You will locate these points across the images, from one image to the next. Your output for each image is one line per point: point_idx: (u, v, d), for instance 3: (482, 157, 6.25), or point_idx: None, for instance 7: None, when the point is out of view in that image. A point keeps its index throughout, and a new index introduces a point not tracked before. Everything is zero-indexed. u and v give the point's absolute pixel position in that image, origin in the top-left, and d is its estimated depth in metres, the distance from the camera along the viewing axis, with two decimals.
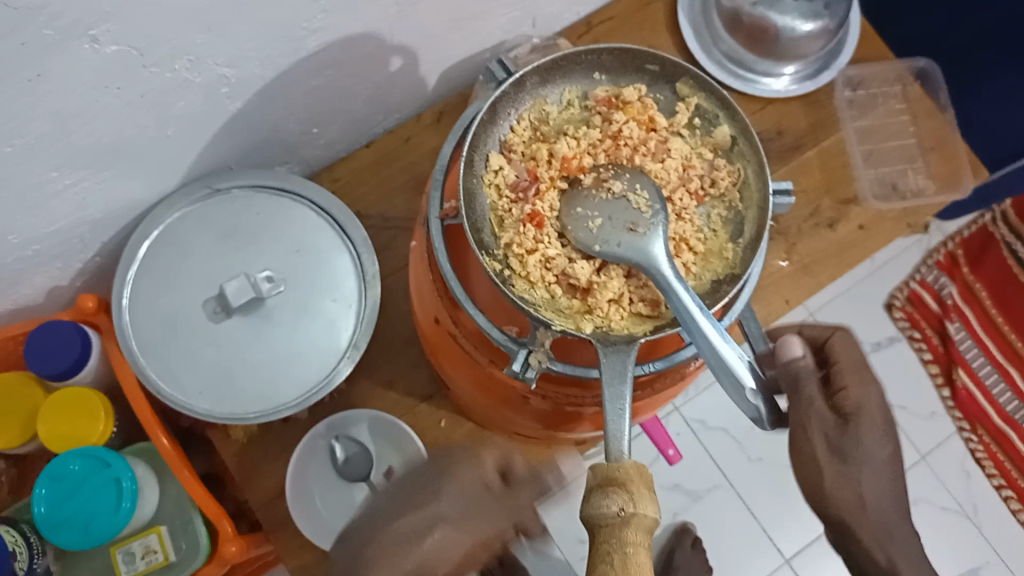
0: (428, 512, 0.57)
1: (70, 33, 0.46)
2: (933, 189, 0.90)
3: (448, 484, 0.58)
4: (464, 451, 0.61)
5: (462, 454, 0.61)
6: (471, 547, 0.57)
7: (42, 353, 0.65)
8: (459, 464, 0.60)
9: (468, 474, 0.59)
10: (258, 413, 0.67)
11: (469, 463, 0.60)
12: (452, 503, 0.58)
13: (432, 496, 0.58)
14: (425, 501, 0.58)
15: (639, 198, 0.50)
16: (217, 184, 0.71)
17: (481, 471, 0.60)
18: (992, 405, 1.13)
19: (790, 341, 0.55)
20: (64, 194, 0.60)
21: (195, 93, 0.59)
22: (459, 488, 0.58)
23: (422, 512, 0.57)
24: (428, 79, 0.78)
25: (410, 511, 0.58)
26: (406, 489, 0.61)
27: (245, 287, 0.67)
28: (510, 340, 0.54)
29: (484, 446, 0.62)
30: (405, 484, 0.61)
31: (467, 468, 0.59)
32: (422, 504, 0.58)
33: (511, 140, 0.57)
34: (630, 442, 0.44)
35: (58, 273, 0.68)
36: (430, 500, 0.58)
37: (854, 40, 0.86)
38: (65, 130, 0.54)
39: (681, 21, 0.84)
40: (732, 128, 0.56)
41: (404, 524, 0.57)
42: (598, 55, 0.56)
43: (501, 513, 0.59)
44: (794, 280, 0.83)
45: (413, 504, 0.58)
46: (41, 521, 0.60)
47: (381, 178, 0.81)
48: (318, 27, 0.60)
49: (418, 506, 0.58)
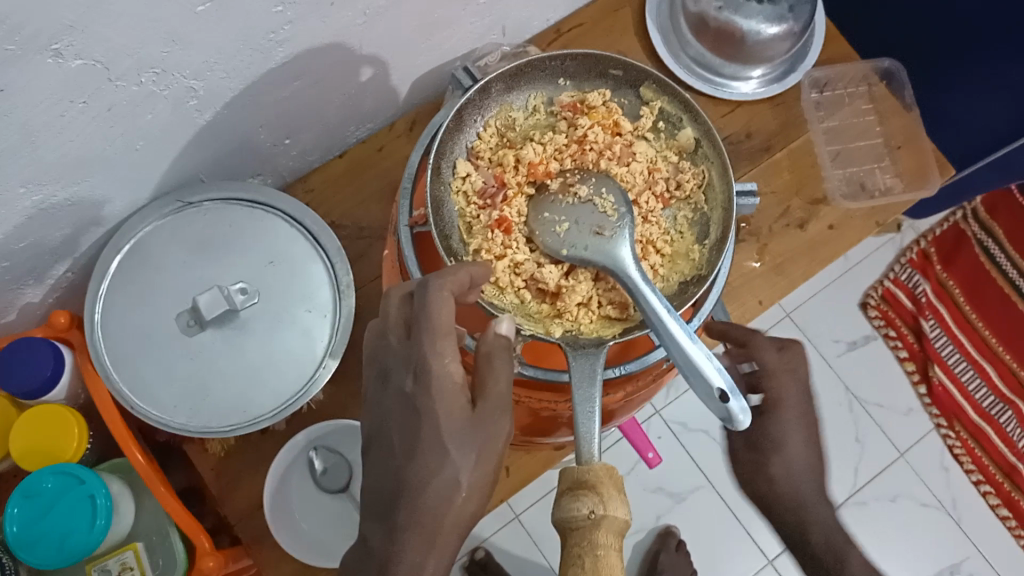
0: (440, 473, 0.45)
1: (32, 47, 0.46)
2: (901, 186, 0.91)
3: (436, 432, 0.46)
4: (424, 377, 0.46)
5: (424, 386, 0.46)
6: (498, 449, 0.47)
7: (15, 372, 0.64)
8: (427, 398, 0.46)
9: (443, 405, 0.46)
10: (234, 425, 0.67)
11: (432, 382, 0.46)
12: (456, 446, 0.46)
13: (428, 456, 0.46)
14: (424, 464, 0.46)
15: (605, 202, 0.50)
16: (188, 198, 0.70)
17: (452, 388, 0.46)
18: (968, 400, 1.16)
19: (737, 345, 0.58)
20: (32, 210, 0.60)
21: (162, 105, 0.59)
22: (448, 426, 0.46)
23: (433, 478, 0.45)
24: (399, 89, 0.78)
25: (411, 487, 0.46)
26: (401, 465, 0.46)
27: (219, 299, 0.67)
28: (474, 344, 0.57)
29: (438, 351, 0.46)
30: (398, 456, 0.46)
31: (438, 397, 0.46)
32: (424, 471, 0.46)
33: (477, 147, 0.57)
34: (601, 442, 0.44)
35: (30, 289, 0.68)
36: (431, 460, 0.45)
37: (820, 42, 0.87)
38: (31, 146, 0.54)
39: (649, 26, 0.85)
40: (695, 131, 0.57)
41: (422, 504, 0.45)
42: (562, 61, 0.57)
43: (504, 400, 0.47)
44: (767, 280, 0.84)
45: (413, 475, 0.46)
46: (14, 541, 0.60)
47: (355, 188, 0.82)
48: (285, 38, 0.60)
49: (418, 477, 0.46)
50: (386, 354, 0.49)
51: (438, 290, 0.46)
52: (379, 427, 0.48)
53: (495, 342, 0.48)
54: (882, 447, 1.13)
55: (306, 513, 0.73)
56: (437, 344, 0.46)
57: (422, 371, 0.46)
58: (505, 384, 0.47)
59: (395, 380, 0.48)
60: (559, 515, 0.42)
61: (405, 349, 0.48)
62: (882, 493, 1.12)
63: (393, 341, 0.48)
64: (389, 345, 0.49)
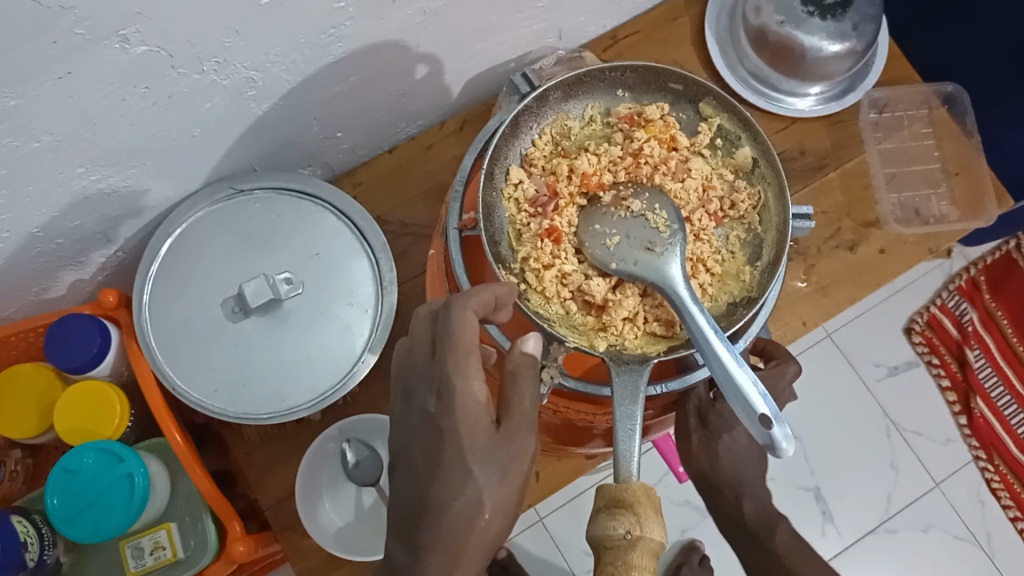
0: (462, 493, 0.46)
1: (99, 33, 0.47)
2: (956, 215, 0.89)
3: (458, 453, 0.46)
4: (447, 397, 0.46)
5: (446, 405, 0.46)
6: (522, 469, 0.47)
7: (63, 347, 0.65)
8: (449, 418, 0.46)
9: (466, 425, 0.46)
10: (271, 414, 0.68)
11: (455, 402, 0.46)
12: (479, 466, 0.46)
13: (450, 477, 0.46)
14: (447, 485, 0.46)
15: (659, 217, 0.50)
16: (240, 185, 0.72)
17: (475, 408, 0.46)
18: (1009, 434, 1.12)
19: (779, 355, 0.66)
20: (88, 191, 0.61)
21: (220, 95, 0.59)
22: (471, 446, 0.46)
23: (455, 498, 0.45)
24: (451, 88, 0.78)
25: (434, 506, 0.46)
26: (424, 484, 0.47)
27: (264, 288, 0.67)
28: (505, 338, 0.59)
29: (461, 370, 0.46)
30: (422, 475, 0.47)
31: (460, 417, 0.46)
32: (446, 492, 0.46)
33: (531, 155, 0.57)
34: (639, 463, 0.44)
35: (80, 267, 0.69)
36: (454, 481, 0.46)
37: (882, 62, 0.86)
38: (92, 128, 0.55)
39: (706, 37, 0.84)
40: (754, 149, 0.56)
41: (445, 523, 0.45)
42: (622, 73, 0.57)
43: (528, 420, 0.47)
44: (812, 302, 0.82)
45: (435, 496, 0.46)
46: (54, 514, 0.61)
47: (402, 185, 0.82)
48: (344, 34, 0.60)
49: (440, 497, 0.46)
50: (410, 373, 0.49)
51: (461, 310, 0.47)
52: (404, 447, 0.49)
53: (521, 361, 0.49)
54: (918, 476, 1.11)
55: (336, 506, 0.74)
56: (460, 365, 0.46)
57: (445, 391, 0.46)
58: (530, 403, 0.48)
59: (418, 400, 0.48)
60: (598, 533, 0.42)
61: (428, 368, 0.48)
62: (915, 522, 1.09)
63: (418, 360, 0.49)
64: (414, 363, 0.49)
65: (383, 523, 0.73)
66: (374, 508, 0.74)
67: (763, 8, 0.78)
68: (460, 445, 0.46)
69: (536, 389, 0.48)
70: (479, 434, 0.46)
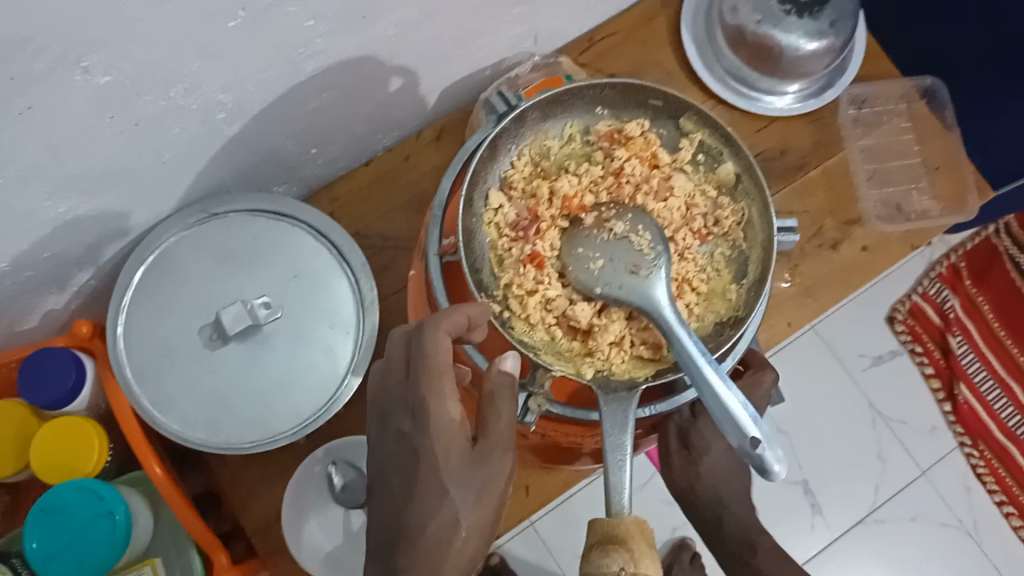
0: (439, 514, 0.44)
1: (61, 64, 0.45)
2: (938, 210, 0.89)
3: (434, 474, 0.45)
4: (422, 417, 0.45)
5: (421, 427, 0.45)
6: (500, 489, 0.46)
7: (36, 382, 0.63)
8: (425, 439, 0.45)
9: (441, 445, 0.45)
10: (254, 442, 0.67)
11: (430, 422, 0.45)
12: (456, 485, 0.45)
13: (427, 498, 0.44)
14: (423, 506, 0.44)
15: (642, 239, 0.49)
16: (214, 209, 0.70)
17: (450, 428, 0.45)
18: (992, 419, 1.12)
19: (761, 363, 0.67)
20: (58, 221, 0.59)
21: (190, 119, 0.58)
22: (447, 466, 0.45)
23: (431, 519, 0.44)
24: (427, 98, 0.77)
25: (410, 528, 0.44)
26: (400, 507, 0.45)
27: (242, 314, 0.66)
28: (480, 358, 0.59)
29: (435, 391, 0.46)
30: (398, 499, 0.45)
31: (436, 437, 0.45)
32: (423, 514, 0.44)
33: (511, 177, 0.56)
34: (632, 494, 0.42)
35: (54, 297, 0.67)
36: (429, 502, 0.44)
37: (859, 58, 0.85)
38: (58, 159, 0.53)
39: (684, 37, 0.84)
40: (736, 165, 0.55)
41: (421, 545, 0.44)
42: (600, 90, 0.55)
43: (505, 439, 0.46)
44: (797, 303, 0.82)
45: (412, 518, 0.44)
46: (33, 557, 0.59)
47: (381, 198, 0.81)
48: (316, 52, 0.59)
49: (416, 518, 0.44)
50: (386, 396, 0.48)
51: (434, 331, 0.47)
52: (379, 473, 0.47)
53: (499, 380, 0.48)
54: (904, 466, 1.10)
55: (324, 529, 0.72)
56: (437, 384, 0.46)
57: (419, 412, 0.46)
58: (507, 423, 0.47)
59: (393, 423, 0.47)
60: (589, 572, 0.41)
61: (403, 389, 0.47)
62: (904, 511, 1.09)
63: (392, 383, 0.48)
64: (390, 386, 0.48)
65: None
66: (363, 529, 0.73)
67: (740, 8, 0.78)
68: (433, 467, 0.45)
69: (512, 407, 0.47)
70: (452, 454, 0.45)
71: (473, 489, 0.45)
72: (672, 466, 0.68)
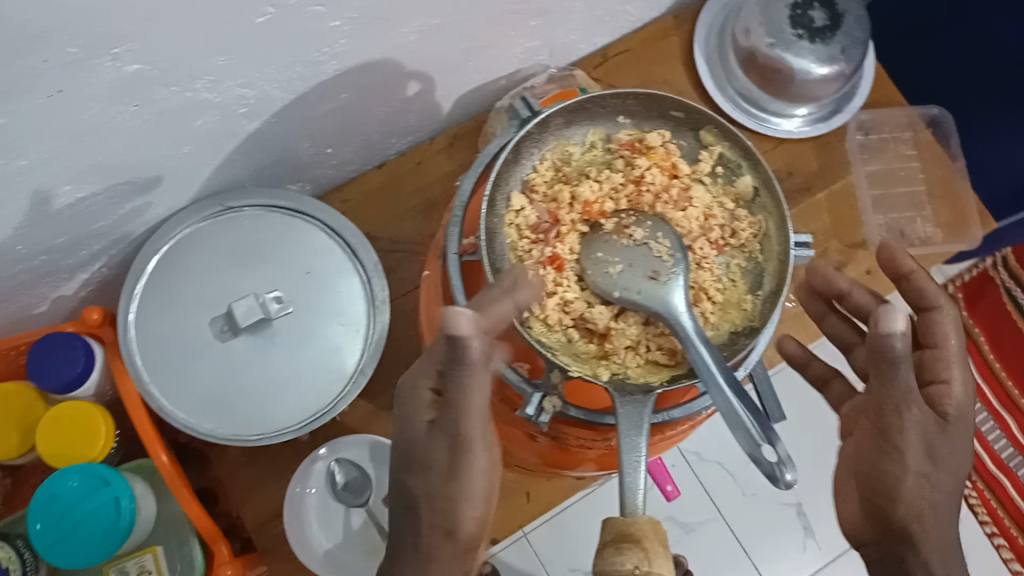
0: (421, 485, 0.48)
1: (92, 51, 0.46)
2: (940, 237, 0.90)
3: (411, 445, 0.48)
4: (404, 393, 0.49)
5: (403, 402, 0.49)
6: (469, 463, 0.47)
7: (45, 367, 0.64)
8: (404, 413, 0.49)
9: (414, 420, 0.48)
10: (259, 435, 0.67)
11: (406, 397, 0.49)
12: (426, 458, 0.48)
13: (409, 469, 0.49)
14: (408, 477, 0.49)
15: (661, 246, 0.50)
16: (228, 202, 0.70)
17: (421, 403, 0.48)
18: (988, 452, 1.13)
19: (892, 313, 0.45)
20: (75, 207, 0.59)
21: (212, 112, 0.59)
22: (417, 439, 0.48)
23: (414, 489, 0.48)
24: (442, 105, 0.78)
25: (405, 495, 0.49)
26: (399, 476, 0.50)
27: (254, 307, 0.67)
28: (524, 381, 0.55)
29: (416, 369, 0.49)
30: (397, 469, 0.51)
31: (409, 413, 0.49)
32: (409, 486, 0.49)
33: (533, 180, 0.57)
34: (645, 494, 0.44)
35: (64, 283, 0.67)
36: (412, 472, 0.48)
37: (867, 86, 0.87)
38: (80, 145, 0.54)
39: (696, 56, 0.85)
40: (755, 179, 0.56)
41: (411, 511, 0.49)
42: (623, 100, 0.57)
43: (467, 408, 0.46)
44: (798, 322, 0.83)
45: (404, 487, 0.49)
46: (36, 539, 0.59)
47: (391, 201, 0.82)
48: (338, 52, 0.60)
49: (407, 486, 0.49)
50: None
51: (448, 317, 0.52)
52: None
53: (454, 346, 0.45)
54: None
55: (325, 528, 0.72)
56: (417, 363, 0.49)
57: (403, 388, 0.50)
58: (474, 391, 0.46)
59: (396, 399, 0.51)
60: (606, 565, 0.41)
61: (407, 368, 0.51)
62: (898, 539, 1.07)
63: None
64: None
65: (376, 544, 0.72)
66: (363, 530, 0.73)
67: (753, 30, 0.79)
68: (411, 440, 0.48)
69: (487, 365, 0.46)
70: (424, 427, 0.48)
71: (443, 463, 0.47)
72: (869, 451, 0.48)
